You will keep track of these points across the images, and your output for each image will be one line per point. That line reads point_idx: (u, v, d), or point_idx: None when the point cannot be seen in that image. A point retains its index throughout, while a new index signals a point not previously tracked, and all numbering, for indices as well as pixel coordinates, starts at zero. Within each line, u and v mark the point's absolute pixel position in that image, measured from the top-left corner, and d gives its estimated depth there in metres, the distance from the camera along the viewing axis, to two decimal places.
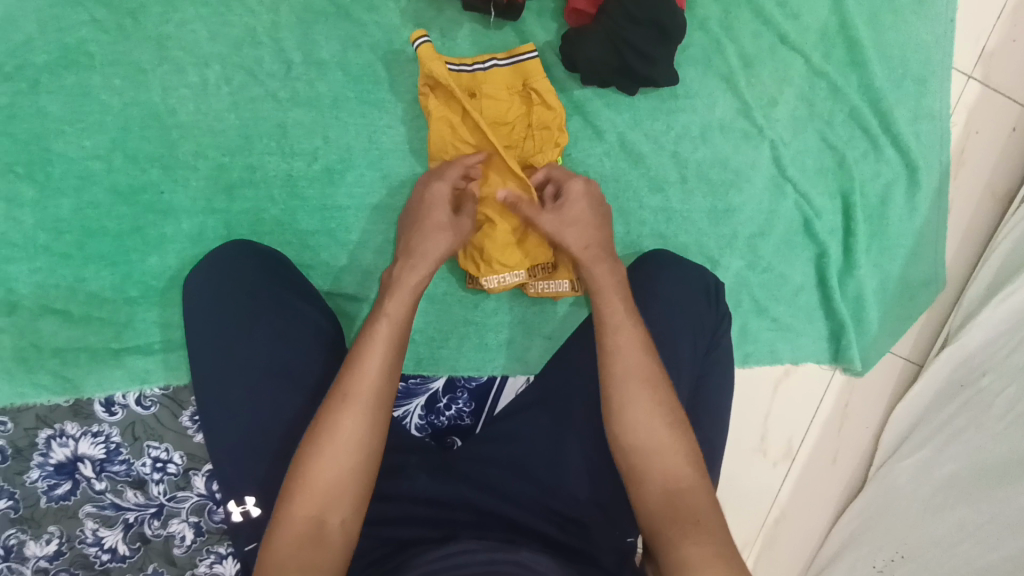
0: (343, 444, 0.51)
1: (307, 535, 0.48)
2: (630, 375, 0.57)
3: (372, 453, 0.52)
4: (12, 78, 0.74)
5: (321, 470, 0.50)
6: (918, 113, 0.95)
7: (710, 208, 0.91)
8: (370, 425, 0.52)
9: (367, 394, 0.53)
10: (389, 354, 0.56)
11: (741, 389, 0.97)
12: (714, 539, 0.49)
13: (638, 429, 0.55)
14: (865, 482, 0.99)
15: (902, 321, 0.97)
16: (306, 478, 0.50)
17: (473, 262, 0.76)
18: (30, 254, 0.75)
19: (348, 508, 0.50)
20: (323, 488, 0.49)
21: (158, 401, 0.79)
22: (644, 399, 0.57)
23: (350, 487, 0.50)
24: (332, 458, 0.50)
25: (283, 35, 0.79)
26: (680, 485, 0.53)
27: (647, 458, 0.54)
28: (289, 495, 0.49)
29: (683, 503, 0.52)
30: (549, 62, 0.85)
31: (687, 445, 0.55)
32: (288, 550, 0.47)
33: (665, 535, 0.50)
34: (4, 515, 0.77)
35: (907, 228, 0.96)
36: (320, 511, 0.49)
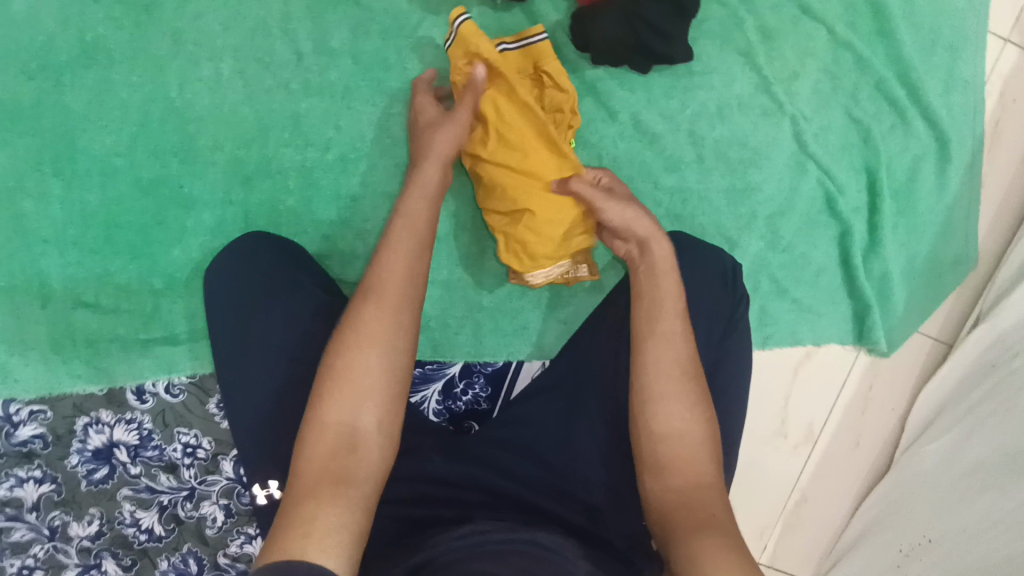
0: (369, 342, 0.51)
1: (342, 435, 0.48)
2: (665, 368, 0.57)
3: (400, 351, 0.52)
4: (34, 76, 0.75)
5: (349, 367, 0.50)
6: (950, 83, 0.91)
7: (729, 188, 0.89)
8: (394, 323, 0.53)
9: (390, 294, 0.54)
10: (410, 258, 0.57)
11: (763, 372, 0.95)
12: (719, 534, 0.48)
13: (664, 420, 0.55)
14: (890, 466, 0.98)
15: (929, 300, 0.94)
16: (335, 378, 0.50)
17: (518, 258, 0.72)
18: (60, 249, 0.77)
19: (379, 406, 0.50)
20: (352, 387, 0.50)
21: (186, 389, 0.82)
22: (673, 389, 0.57)
23: (380, 385, 0.50)
24: (359, 356, 0.51)
25: (294, 25, 0.79)
26: (696, 481, 0.53)
27: (668, 451, 0.54)
28: (320, 397, 0.50)
29: (697, 499, 0.52)
30: (561, 42, 0.84)
31: (710, 447, 0.55)
32: (323, 451, 0.47)
33: (676, 534, 0.49)
34: (47, 498, 0.81)
35: (936, 204, 0.92)
36: (351, 412, 0.49)
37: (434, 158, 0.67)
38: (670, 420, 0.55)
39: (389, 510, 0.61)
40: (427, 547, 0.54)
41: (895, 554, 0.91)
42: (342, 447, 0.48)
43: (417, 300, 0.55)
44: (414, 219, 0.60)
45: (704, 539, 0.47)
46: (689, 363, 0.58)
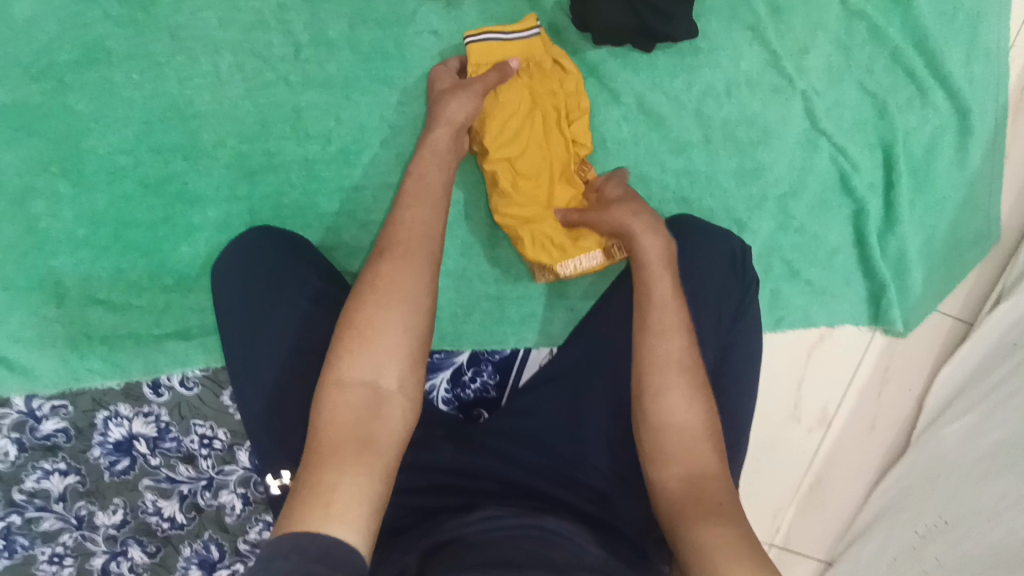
0: (392, 302, 0.51)
1: (364, 395, 0.48)
2: (668, 360, 0.56)
3: (422, 310, 0.52)
4: (38, 78, 0.76)
5: (370, 326, 0.50)
6: (971, 51, 0.87)
7: (738, 168, 0.87)
8: (415, 282, 0.53)
9: (409, 255, 0.54)
10: (426, 221, 0.58)
11: (775, 355, 0.94)
12: (731, 523, 0.49)
13: (669, 411, 0.54)
14: (908, 447, 0.96)
15: (949, 279, 0.92)
16: (356, 339, 0.50)
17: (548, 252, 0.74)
18: (72, 248, 0.79)
19: (401, 367, 0.50)
20: (374, 346, 0.49)
21: (200, 382, 0.83)
22: (674, 380, 0.55)
23: (403, 346, 0.50)
24: (380, 316, 0.50)
25: (291, 16, 0.78)
26: (703, 472, 0.52)
27: (672, 443, 0.54)
28: (340, 358, 0.49)
29: (705, 489, 0.51)
30: (562, 24, 0.82)
31: (714, 437, 0.54)
32: (345, 413, 0.47)
33: (683, 523, 0.50)
34: (73, 489, 0.84)
35: (956, 179, 0.89)
36: (373, 373, 0.49)
37: (445, 122, 0.68)
38: (673, 413, 0.54)
39: (397, 500, 0.61)
40: (437, 534, 0.55)
41: (912, 536, 0.89)
42: (364, 408, 0.48)
43: (433, 259, 0.55)
44: (428, 184, 0.61)
45: (716, 529, 0.48)
46: (689, 355, 0.57)
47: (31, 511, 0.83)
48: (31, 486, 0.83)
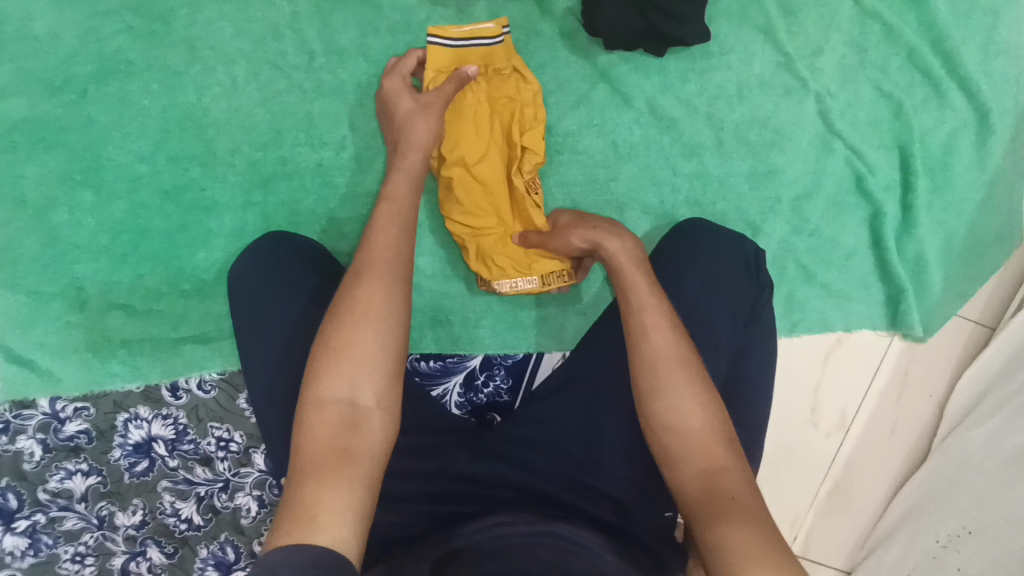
0: (364, 319, 0.52)
1: (342, 412, 0.49)
2: (668, 358, 0.55)
3: (393, 323, 0.53)
4: (62, 90, 0.78)
5: (343, 344, 0.51)
6: (989, 49, 0.85)
7: (751, 171, 0.86)
8: (385, 295, 0.54)
9: (380, 269, 0.55)
10: (397, 236, 0.59)
11: (791, 359, 0.92)
12: (749, 522, 0.47)
13: (676, 410, 0.54)
14: (929, 454, 0.93)
15: (970, 281, 0.90)
16: (332, 356, 0.51)
17: (486, 267, 0.76)
18: (94, 254, 0.81)
19: (376, 380, 0.51)
20: (348, 362, 0.51)
21: (217, 385, 0.85)
22: (679, 376, 0.55)
23: (378, 360, 0.51)
24: (353, 333, 0.51)
25: (304, 26, 0.80)
26: (718, 467, 0.51)
27: (682, 443, 0.53)
28: (317, 377, 0.50)
29: (721, 484, 0.50)
30: (571, 29, 0.82)
31: (724, 428, 0.54)
32: (325, 431, 0.48)
33: (700, 520, 0.49)
34: (94, 489, 0.85)
35: (975, 179, 0.87)
36: (350, 389, 0.50)
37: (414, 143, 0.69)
38: (679, 413, 0.54)
39: (413, 507, 0.62)
40: (451, 541, 0.55)
41: (932, 544, 0.89)
42: (342, 424, 0.49)
43: (405, 275, 0.56)
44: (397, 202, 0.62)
45: (732, 527, 0.47)
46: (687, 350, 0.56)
47: (54, 511, 0.85)
48: (54, 486, 0.85)
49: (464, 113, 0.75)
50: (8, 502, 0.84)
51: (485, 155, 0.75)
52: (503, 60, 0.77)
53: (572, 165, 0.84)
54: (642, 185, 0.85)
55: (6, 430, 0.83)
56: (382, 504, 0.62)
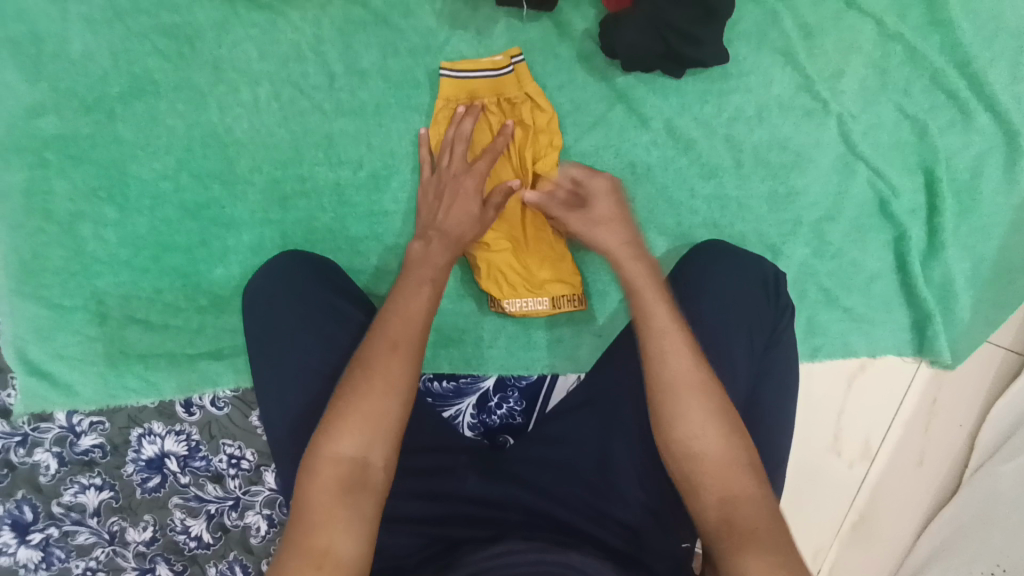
0: (385, 387, 0.52)
1: (352, 472, 0.49)
2: (682, 386, 0.53)
3: (411, 401, 0.53)
4: (91, 109, 0.80)
5: (363, 407, 0.51)
6: (1016, 72, 0.84)
7: (770, 193, 0.85)
8: (408, 368, 0.54)
9: (404, 341, 0.56)
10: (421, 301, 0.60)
11: (812, 383, 0.90)
12: (767, 552, 0.46)
13: (691, 434, 0.52)
14: (959, 487, 0.90)
15: (1000, 307, 0.86)
16: (350, 414, 0.51)
17: (497, 285, 0.79)
18: (116, 269, 0.82)
19: (389, 445, 0.51)
20: (366, 424, 0.50)
21: (230, 402, 0.85)
22: (698, 402, 0.53)
23: (390, 419, 0.51)
24: (374, 398, 0.51)
25: (326, 48, 0.81)
26: (738, 498, 0.49)
27: (698, 472, 0.51)
28: (333, 431, 0.50)
29: (741, 515, 0.49)
30: (589, 51, 0.82)
31: (744, 453, 0.52)
32: (333, 486, 0.48)
33: (720, 548, 0.48)
34: (106, 504, 0.85)
35: (1003, 204, 0.85)
36: (364, 452, 0.50)
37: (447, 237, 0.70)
38: (698, 446, 0.52)
39: (423, 529, 0.61)
40: (459, 568, 0.53)
41: None
42: (351, 482, 0.49)
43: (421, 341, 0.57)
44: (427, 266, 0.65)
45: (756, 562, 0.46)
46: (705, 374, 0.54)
47: (67, 524, 0.85)
48: (68, 500, 0.85)
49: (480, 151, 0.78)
50: (23, 514, 0.84)
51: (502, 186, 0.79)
52: (515, 88, 0.79)
53: None
54: (659, 207, 0.85)
55: (24, 442, 0.84)
56: (388, 525, 0.61)
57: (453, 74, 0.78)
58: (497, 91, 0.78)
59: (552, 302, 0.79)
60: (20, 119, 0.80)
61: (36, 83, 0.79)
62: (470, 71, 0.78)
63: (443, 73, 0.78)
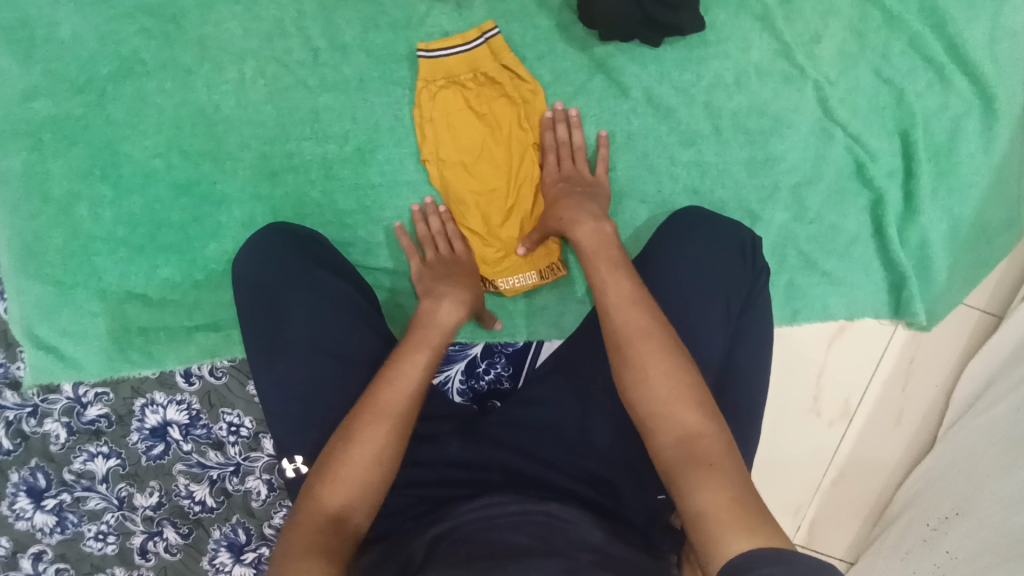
0: (369, 451, 0.55)
1: (328, 524, 0.51)
2: (635, 332, 0.58)
3: (392, 468, 0.55)
4: (83, 90, 0.82)
5: (350, 464, 0.54)
6: (994, 34, 0.84)
7: (749, 159, 0.87)
8: (392, 437, 0.56)
9: (402, 405, 0.58)
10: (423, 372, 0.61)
11: (791, 347, 0.93)
12: (725, 483, 0.49)
13: (642, 375, 0.56)
14: (933, 445, 0.93)
15: (975, 269, 0.89)
16: (334, 474, 0.54)
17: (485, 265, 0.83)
18: (113, 246, 0.85)
19: (366, 506, 0.54)
20: (348, 483, 0.53)
21: (227, 371, 0.89)
22: (650, 347, 0.57)
23: (367, 486, 0.54)
24: (356, 460, 0.54)
25: (309, 23, 0.82)
26: (693, 432, 0.52)
27: (655, 409, 0.54)
28: (320, 486, 0.53)
29: (699, 448, 0.51)
30: (568, 22, 0.83)
31: (697, 389, 0.54)
32: (308, 533, 0.50)
33: (678, 483, 0.50)
34: (114, 471, 0.90)
35: (979, 166, 0.87)
36: (342, 507, 0.52)
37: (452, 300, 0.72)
38: (664, 387, 0.55)
39: (411, 490, 0.65)
40: (445, 521, 0.57)
41: (922, 528, 0.89)
42: (325, 531, 0.51)
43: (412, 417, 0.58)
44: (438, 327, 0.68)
45: (705, 490, 0.48)
46: (653, 320, 0.58)
47: (78, 490, 0.90)
48: (78, 467, 0.89)
49: (456, 125, 0.80)
50: (37, 481, 0.89)
51: (480, 157, 0.81)
52: (491, 60, 0.80)
53: None
54: (639, 175, 0.86)
55: (35, 413, 0.88)
56: None
57: (428, 48, 0.79)
58: (474, 68, 0.80)
59: (539, 274, 0.84)
60: (14, 101, 0.82)
61: (29, 65, 0.81)
62: (443, 45, 0.79)
63: (420, 53, 0.80)
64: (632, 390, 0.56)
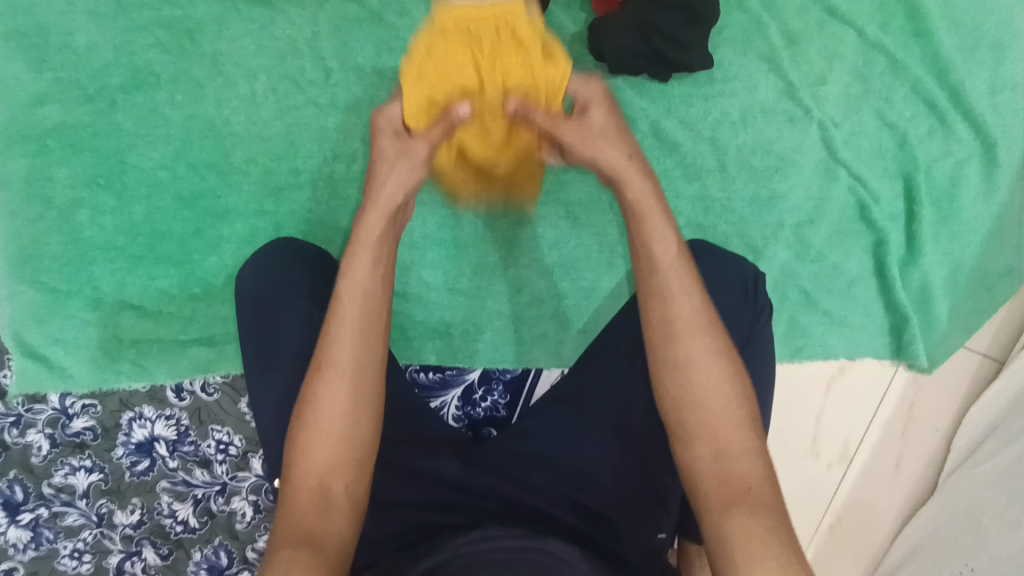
0: (335, 418, 0.51)
1: (316, 504, 0.50)
2: (689, 327, 0.52)
3: (365, 424, 0.52)
4: (93, 99, 0.82)
5: (315, 445, 0.51)
6: (995, 83, 0.86)
7: (753, 196, 0.87)
8: (353, 394, 0.52)
9: (346, 364, 0.52)
10: (367, 313, 0.54)
11: (791, 387, 0.92)
12: (759, 514, 0.47)
13: (688, 377, 0.51)
14: (932, 492, 0.92)
15: (977, 313, 0.88)
16: (305, 453, 0.51)
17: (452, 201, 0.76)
18: (112, 255, 0.84)
19: (352, 474, 0.51)
20: (324, 459, 0.51)
21: (220, 388, 0.87)
22: (701, 343, 0.52)
23: (347, 455, 0.51)
24: (326, 428, 0.51)
25: (322, 44, 0.83)
26: (734, 451, 0.50)
27: (701, 420, 0.51)
28: (297, 468, 0.51)
29: (736, 471, 0.49)
30: (579, 53, 0.84)
31: (744, 406, 0.51)
32: (298, 520, 0.49)
33: (709, 511, 0.49)
34: (96, 486, 0.87)
35: (981, 213, 0.87)
36: (325, 480, 0.51)
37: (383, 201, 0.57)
38: (708, 390, 0.51)
39: (400, 515, 0.63)
40: (439, 552, 0.55)
41: None
42: (314, 514, 0.49)
43: (374, 365, 0.54)
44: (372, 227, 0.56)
45: (738, 516, 0.47)
46: (710, 317, 0.53)
47: (56, 505, 0.87)
48: (58, 481, 0.86)
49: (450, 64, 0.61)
50: (14, 494, 0.86)
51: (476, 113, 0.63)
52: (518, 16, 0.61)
53: (577, 184, 0.85)
54: None
55: (18, 423, 0.85)
56: (375, 509, 0.63)
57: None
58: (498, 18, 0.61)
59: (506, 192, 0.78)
60: (24, 107, 0.82)
61: (41, 72, 0.81)
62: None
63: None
64: (679, 391, 0.52)
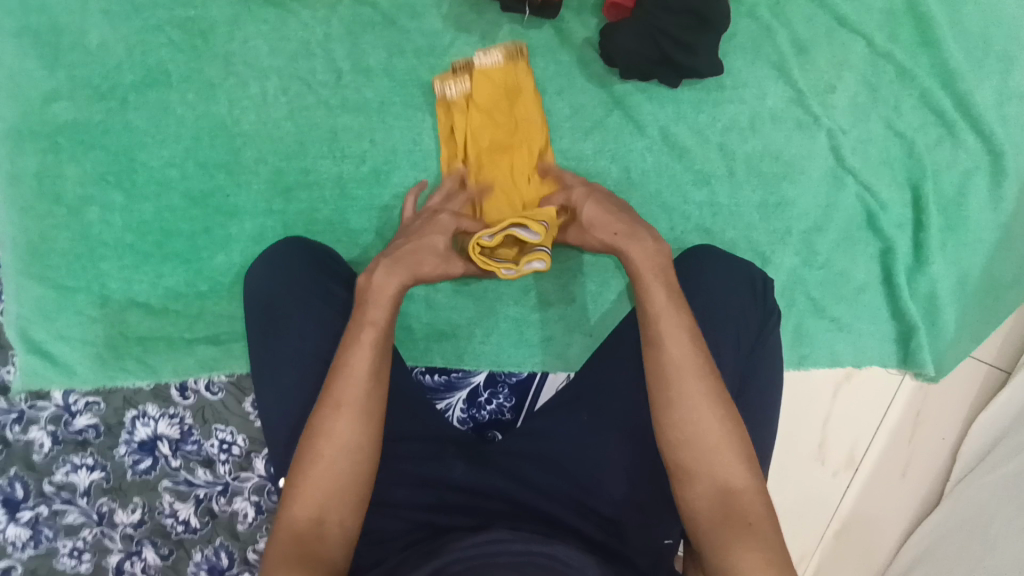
0: (338, 451, 0.53)
1: (311, 534, 0.50)
2: (683, 369, 0.53)
3: (368, 462, 0.54)
4: (105, 97, 0.83)
5: (316, 475, 0.52)
6: (1003, 94, 0.86)
7: (761, 202, 0.87)
8: (357, 430, 0.54)
9: (350, 404, 0.54)
10: (374, 357, 0.56)
11: (796, 393, 0.92)
12: (759, 546, 0.48)
13: (688, 413, 0.53)
14: (941, 499, 0.91)
15: (982, 323, 0.88)
16: (307, 483, 0.52)
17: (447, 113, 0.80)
18: (120, 253, 0.84)
19: (348, 506, 0.52)
20: (322, 489, 0.52)
21: (224, 387, 0.87)
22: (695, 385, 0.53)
23: (344, 490, 0.52)
24: (330, 460, 0.52)
25: (334, 46, 0.83)
26: (734, 486, 0.51)
27: (702, 455, 0.52)
28: (294, 499, 0.51)
29: (739, 504, 0.50)
30: (589, 58, 0.85)
31: (743, 442, 0.52)
32: (294, 545, 0.49)
33: (714, 540, 0.49)
34: (97, 484, 0.86)
35: (989, 222, 0.87)
36: (321, 511, 0.51)
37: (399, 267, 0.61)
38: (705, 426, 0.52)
39: (408, 514, 0.62)
40: (446, 553, 0.54)
41: None
42: (310, 541, 0.50)
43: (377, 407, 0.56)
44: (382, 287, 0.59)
45: (744, 550, 0.48)
46: (706, 360, 0.54)
47: (57, 504, 0.86)
48: (59, 479, 0.86)
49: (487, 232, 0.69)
50: (15, 492, 0.86)
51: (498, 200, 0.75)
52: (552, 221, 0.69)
53: None
54: (652, 212, 0.87)
55: (20, 419, 0.85)
56: (381, 508, 0.63)
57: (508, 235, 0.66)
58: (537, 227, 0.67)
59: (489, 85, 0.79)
60: (36, 104, 0.82)
61: (54, 70, 0.82)
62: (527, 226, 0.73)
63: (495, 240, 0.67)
64: (675, 429, 0.53)
